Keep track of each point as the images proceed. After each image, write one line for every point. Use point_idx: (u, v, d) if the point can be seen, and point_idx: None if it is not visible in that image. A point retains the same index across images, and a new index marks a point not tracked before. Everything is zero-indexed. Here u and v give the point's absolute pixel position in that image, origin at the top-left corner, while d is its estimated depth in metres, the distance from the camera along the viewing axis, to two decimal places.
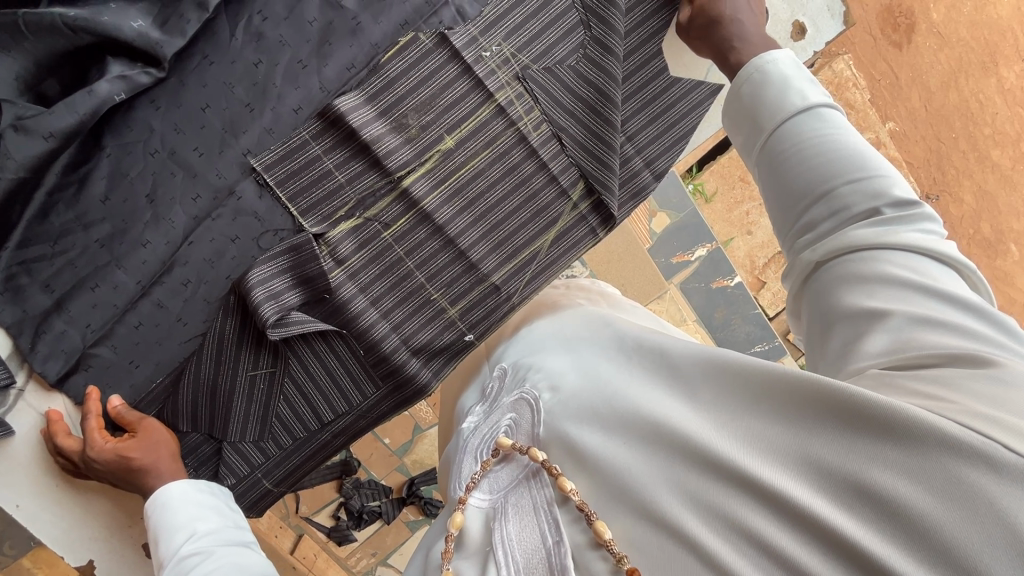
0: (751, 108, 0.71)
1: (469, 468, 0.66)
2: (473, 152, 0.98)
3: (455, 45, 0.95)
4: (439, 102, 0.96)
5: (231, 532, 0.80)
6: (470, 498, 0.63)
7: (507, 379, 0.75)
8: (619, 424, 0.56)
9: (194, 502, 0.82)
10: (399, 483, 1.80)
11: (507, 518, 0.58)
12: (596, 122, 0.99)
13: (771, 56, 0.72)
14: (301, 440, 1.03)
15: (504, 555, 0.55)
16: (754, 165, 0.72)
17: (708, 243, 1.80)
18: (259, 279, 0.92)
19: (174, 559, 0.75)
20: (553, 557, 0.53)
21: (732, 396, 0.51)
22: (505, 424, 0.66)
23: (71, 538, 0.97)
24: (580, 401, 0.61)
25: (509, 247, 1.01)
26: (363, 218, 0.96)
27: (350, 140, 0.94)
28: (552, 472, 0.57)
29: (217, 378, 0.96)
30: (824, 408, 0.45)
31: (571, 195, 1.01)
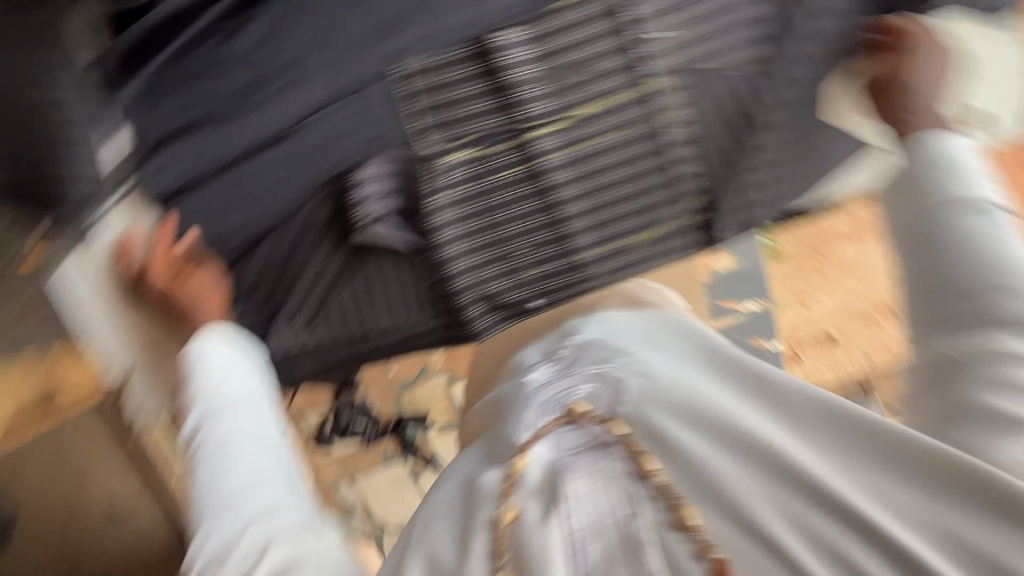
0: (918, 182, 0.68)
1: (534, 419, 0.71)
2: (606, 128, 0.96)
3: (625, 19, 0.92)
4: (592, 67, 0.94)
5: (258, 390, 0.85)
6: (533, 448, 0.68)
7: (588, 349, 0.78)
8: (717, 436, 0.59)
9: (230, 355, 0.86)
10: (388, 416, 1.83)
11: (577, 475, 0.65)
12: None
13: (949, 142, 0.70)
14: (346, 340, 1.06)
15: (572, 509, 0.62)
16: (895, 237, 0.70)
17: (761, 298, 1.78)
18: (373, 171, 0.94)
19: (204, 402, 0.80)
20: (626, 527, 0.60)
21: (842, 439, 0.55)
22: (582, 391, 0.72)
23: (115, 357, 1.02)
24: (671, 395, 0.65)
25: (606, 231, 1.02)
26: (480, 152, 0.96)
27: (494, 76, 0.92)
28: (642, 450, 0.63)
29: (292, 254, 0.98)
30: (927, 465, 0.51)
31: (679, 204, 1.04)
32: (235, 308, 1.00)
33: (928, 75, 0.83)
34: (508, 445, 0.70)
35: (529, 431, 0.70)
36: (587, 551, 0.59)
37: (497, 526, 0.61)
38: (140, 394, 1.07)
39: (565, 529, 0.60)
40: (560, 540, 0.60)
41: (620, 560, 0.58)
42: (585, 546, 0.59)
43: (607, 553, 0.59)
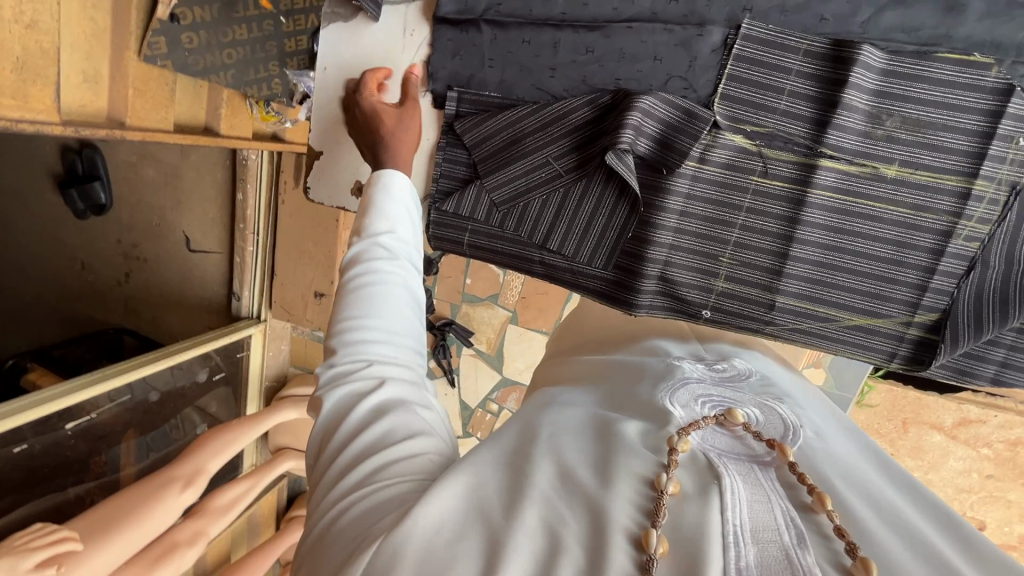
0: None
1: (690, 402, 0.70)
2: (898, 200, 0.86)
3: (1011, 107, 0.79)
4: (930, 134, 0.83)
5: (415, 252, 0.78)
6: (693, 433, 0.63)
7: (751, 378, 0.80)
8: (896, 528, 0.54)
9: (408, 206, 0.80)
10: (441, 314, 2.04)
11: (736, 478, 0.57)
12: (1019, 289, 0.85)
13: None
14: (515, 237, 1.03)
15: (733, 503, 0.54)
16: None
17: None
18: (647, 105, 0.89)
19: (369, 239, 0.75)
20: (798, 558, 0.48)
21: None
22: (749, 411, 0.69)
23: (329, 129, 1.08)
24: (848, 470, 0.62)
25: (823, 293, 0.92)
26: (758, 149, 0.89)
27: (829, 86, 0.84)
28: (812, 484, 0.56)
29: (526, 136, 0.96)
30: None
31: (915, 313, 0.90)
32: (450, 146, 1.02)
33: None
34: (647, 403, 0.70)
35: (685, 411, 0.68)
36: (747, 554, 0.48)
37: (656, 490, 0.54)
38: (323, 176, 1.13)
39: (726, 521, 0.51)
40: (718, 533, 0.50)
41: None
42: (746, 546, 0.49)
43: (765, 562, 0.48)
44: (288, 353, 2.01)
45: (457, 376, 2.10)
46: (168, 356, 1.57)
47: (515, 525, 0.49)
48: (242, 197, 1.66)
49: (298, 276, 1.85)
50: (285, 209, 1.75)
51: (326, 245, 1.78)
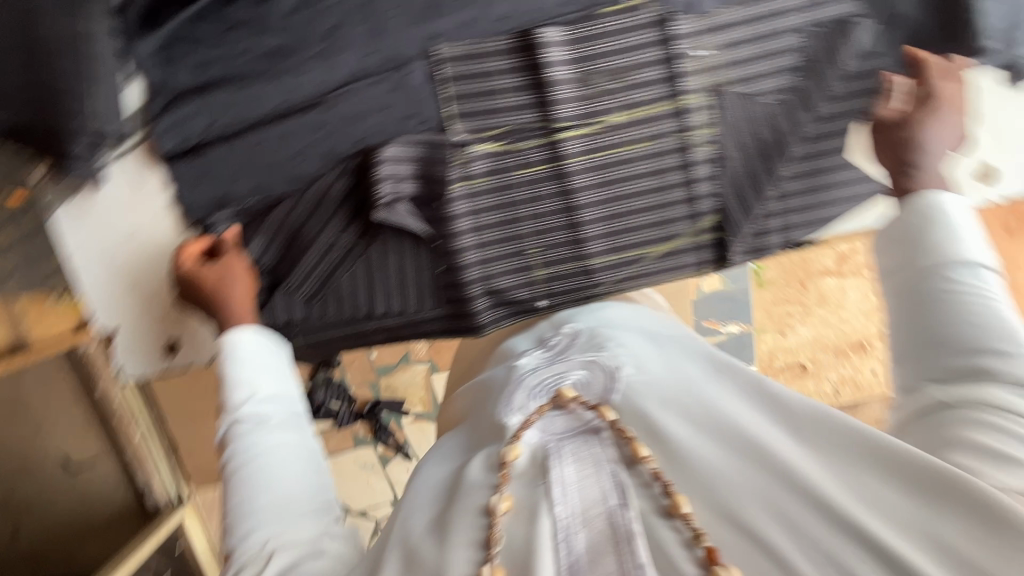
0: (913, 236, 0.72)
1: (524, 401, 0.73)
2: (635, 139, 0.96)
3: (676, 32, 0.92)
4: (630, 76, 0.94)
5: (288, 402, 0.79)
6: (526, 432, 0.67)
7: (579, 339, 0.84)
8: (708, 426, 0.61)
9: (259, 362, 0.81)
10: (364, 398, 1.83)
11: (565, 460, 0.62)
12: (758, 165, 0.97)
13: (938, 196, 0.74)
14: (344, 318, 1.03)
15: (561, 495, 0.58)
16: (895, 290, 0.73)
17: (743, 322, 1.76)
18: (391, 153, 0.93)
19: (231, 414, 0.75)
20: (620, 519, 0.56)
21: (831, 446, 0.56)
22: (573, 378, 0.74)
23: (111, 303, 1.01)
24: (666, 390, 0.69)
25: (621, 239, 1.00)
26: (506, 147, 0.96)
27: (534, 72, 0.92)
28: (629, 435, 0.62)
29: (303, 225, 0.97)
30: (922, 481, 0.51)
31: (699, 222, 1.00)
32: None
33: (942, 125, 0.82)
34: (494, 425, 0.74)
35: (519, 415, 0.71)
36: (576, 542, 0.55)
37: (490, 516, 0.58)
38: (129, 351, 1.04)
39: (556, 516, 0.57)
40: (549, 533, 0.56)
41: (612, 547, 0.54)
42: (574, 534, 0.55)
43: (593, 541, 0.54)
44: None
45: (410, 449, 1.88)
46: None
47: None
48: None
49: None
50: None
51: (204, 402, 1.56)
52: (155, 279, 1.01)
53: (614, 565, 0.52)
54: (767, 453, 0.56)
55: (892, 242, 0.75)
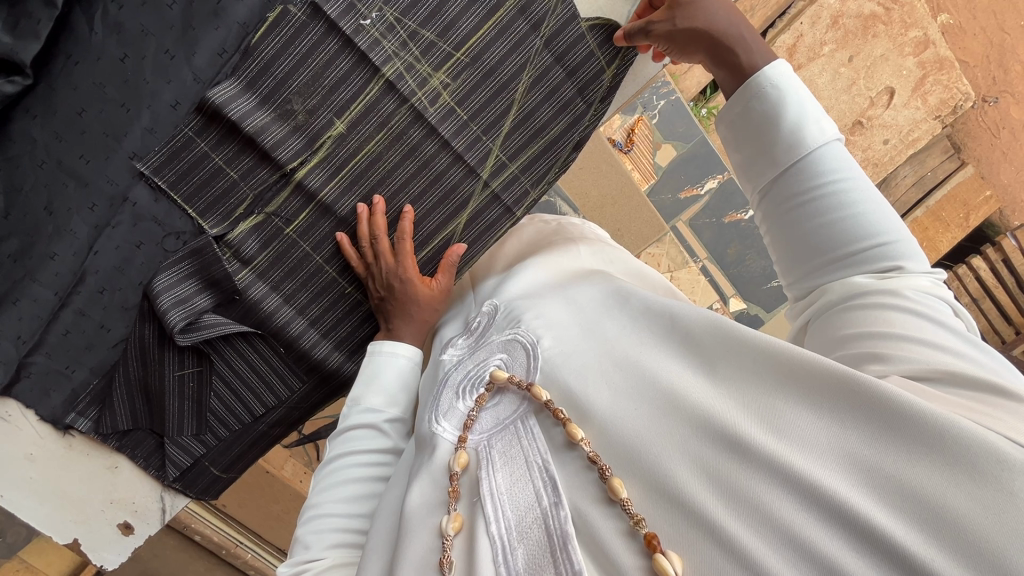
0: (764, 128, 0.71)
1: (453, 403, 0.68)
2: (368, 135, 0.91)
3: (336, 11, 0.87)
4: (324, 81, 0.88)
5: (407, 370, 0.83)
6: (468, 439, 0.63)
7: (496, 318, 0.76)
8: (622, 387, 0.57)
9: (395, 365, 0.83)
10: None
11: (495, 466, 0.59)
12: (504, 95, 0.93)
13: (776, 72, 0.71)
14: (237, 431, 1.07)
15: (493, 509, 0.56)
16: (759, 191, 0.73)
17: (719, 174, 1.90)
18: (165, 283, 0.91)
19: (354, 404, 0.81)
20: (553, 521, 0.52)
21: (752, 375, 0.51)
22: (498, 361, 0.68)
23: (54, 519, 0.99)
24: (583, 355, 0.62)
25: (420, 233, 0.95)
26: (263, 214, 0.93)
27: (234, 132, 0.89)
28: (563, 417, 0.58)
29: (147, 376, 0.99)
30: (843, 398, 0.46)
31: (480, 174, 0.95)
32: (125, 439, 1.03)
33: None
34: (424, 434, 0.69)
35: (450, 424, 0.66)
36: (515, 559, 0.52)
37: (442, 538, 0.57)
38: (98, 550, 1.04)
39: (492, 535, 0.54)
40: (491, 552, 0.54)
41: (549, 555, 0.51)
42: (512, 550, 0.53)
43: (532, 555, 0.52)
44: None
45: None
46: None
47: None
48: (200, 535, 1.93)
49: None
50: (231, 507, 1.96)
51: (291, 491, 2.04)
52: (77, 478, 1.01)
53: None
54: (690, 403, 0.51)
55: (745, 136, 0.73)
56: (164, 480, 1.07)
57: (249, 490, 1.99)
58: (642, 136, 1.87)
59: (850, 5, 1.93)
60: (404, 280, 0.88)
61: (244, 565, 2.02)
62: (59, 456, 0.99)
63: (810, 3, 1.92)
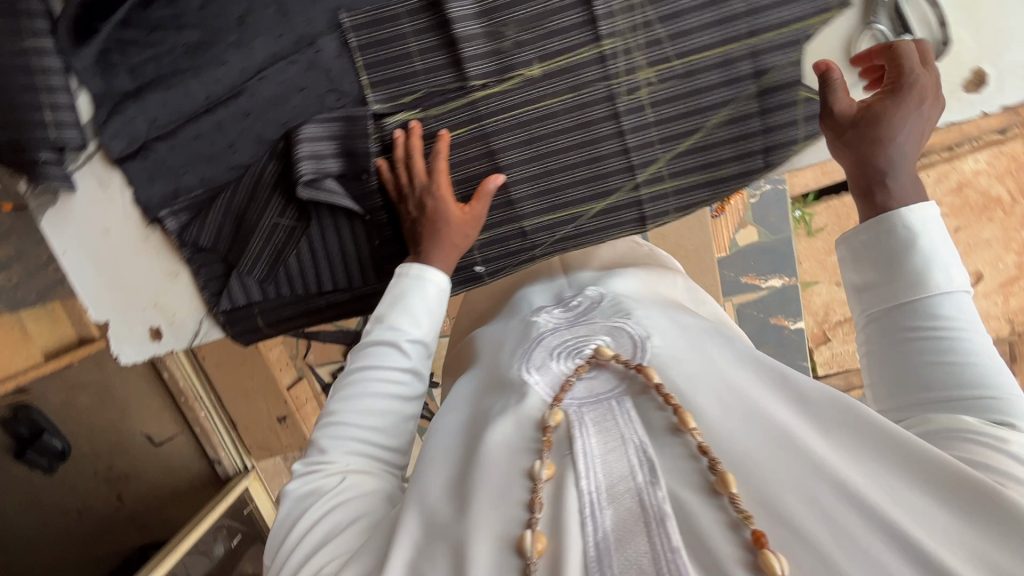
0: (887, 259, 0.71)
1: (546, 360, 0.69)
2: (555, 91, 0.91)
3: None
4: (545, 24, 0.88)
5: (432, 297, 0.83)
6: (564, 398, 0.64)
7: (601, 303, 0.78)
8: (739, 409, 0.58)
9: (423, 289, 0.82)
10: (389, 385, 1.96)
11: (589, 430, 0.61)
12: (694, 121, 0.92)
13: (912, 211, 0.71)
14: (296, 296, 1.08)
15: (585, 467, 0.57)
16: (867, 315, 0.73)
17: (785, 276, 1.88)
18: (309, 133, 0.94)
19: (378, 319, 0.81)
20: (649, 498, 0.53)
21: (869, 449, 0.53)
22: (601, 341, 0.69)
23: (102, 296, 1.07)
24: (688, 369, 0.63)
25: (554, 199, 0.97)
26: (424, 114, 0.94)
27: (443, 29, 0.90)
28: (675, 404, 0.59)
29: (247, 208, 1.01)
30: (966, 496, 0.48)
31: (636, 174, 0.94)
32: (197, 255, 1.07)
33: (913, 106, 0.77)
34: (510, 378, 0.71)
35: (543, 378, 0.67)
36: (603, 517, 0.53)
37: (533, 481, 0.58)
38: (122, 342, 1.10)
39: (582, 490, 0.55)
40: (576, 505, 0.55)
41: (641, 525, 0.52)
42: (601, 508, 0.54)
43: (621, 518, 0.53)
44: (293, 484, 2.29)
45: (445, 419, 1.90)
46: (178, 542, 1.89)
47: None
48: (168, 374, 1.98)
49: (259, 412, 2.11)
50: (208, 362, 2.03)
51: (266, 373, 2.06)
52: (136, 270, 1.07)
53: (644, 547, 0.50)
54: (806, 446, 0.53)
55: (862, 262, 0.74)
56: (212, 308, 1.10)
57: (232, 355, 2.03)
58: (735, 208, 1.87)
59: (981, 180, 1.91)
60: (435, 198, 0.89)
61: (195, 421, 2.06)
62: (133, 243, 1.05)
63: (944, 161, 1.91)
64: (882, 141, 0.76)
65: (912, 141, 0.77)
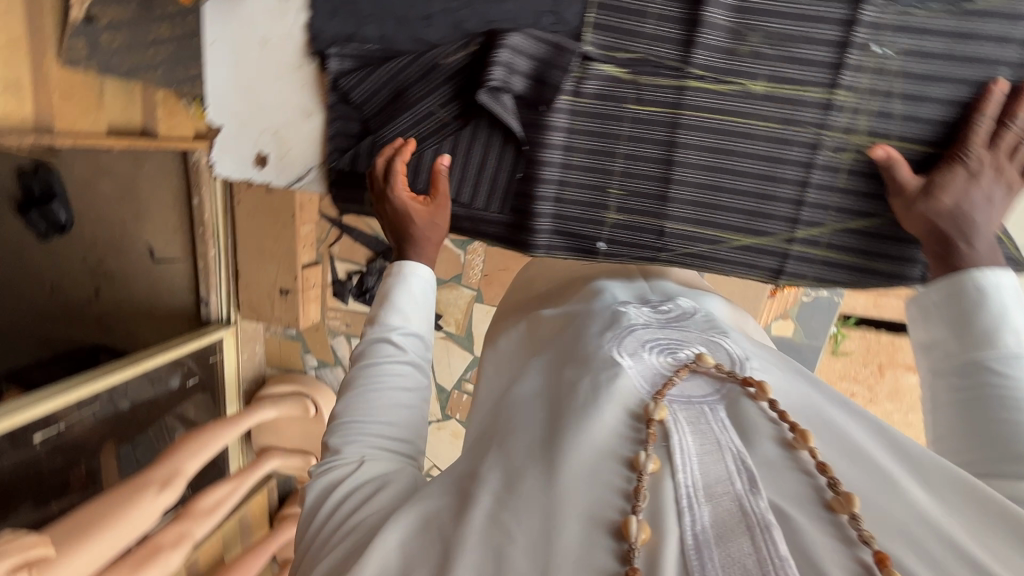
0: (963, 317, 0.67)
1: (639, 350, 0.70)
2: (763, 114, 0.88)
3: (865, 19, 0.82)
4: (791, 48, 0.85)
5: (424, 291, 0.82)
6: (665, 395, 0.64)
7: (694, 315, 0.78)
8: (850, 453, 0.58)
9: (415, 286, 0.82)
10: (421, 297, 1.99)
11: (684, 429, 0.61)
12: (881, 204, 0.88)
13: (983, 275, 0.69)
14: (413, 190, 1.06)
15: (683, 463, 0.57)
16: (931, 370, 0.69)
17: None
18: (514, 43, 0.90)
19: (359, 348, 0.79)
20: (751, 504, 0.53)
21: (981, 520, 0.51)
22: (693, 349, 0.70)
23: (227, 100, 1.08)
24: (792, 406, 0.64)
25: (707, 213, 0.94)
26: (628, 76, 0.91)
27: (691, 5, 0.86)
28: (792, 422, 0.60)
29: (413, 85, 0.98)
30: None
31: (796, 228, 0.92)
32: (339, 105, 1.04)
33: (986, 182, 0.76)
34: (597, 354, 0.71)
35: (638, 363, 0.68)
36: (702, 511, 0.53)
37: (637, 470, 0.57)
38: (222, 150, 1.11)
39: (680, 485, 0.56)
40: (673, 496, 0.55)
41: (743, 526, 0.51)
42: (699, 504, 0.54)
43: (720, 516, 0.53)
44: (263, 354, 2.17)
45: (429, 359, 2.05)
46: (139, 360, 1.68)
47: (459, 546, 0.54)
48: (196, 201, 1.68)
49: (262, 275, 1.91)
50: (240, 209, 1.80)
51: (287, 241, 1.83)
52: (268, 92, 1.06)
53: (747, 549, 0.49)
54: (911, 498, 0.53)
55: (937, 318, 0.70)
56: (327, 162, 1.07)
57: (259, 204, 1.80)
58: (783, 298, 1.60)
59: None
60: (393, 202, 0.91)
61: (201, 263, 1.81)
62: (279, 65, 1.04)
63: None
64: (936, 206, 0.77)
65: (983, 210, 0.75)
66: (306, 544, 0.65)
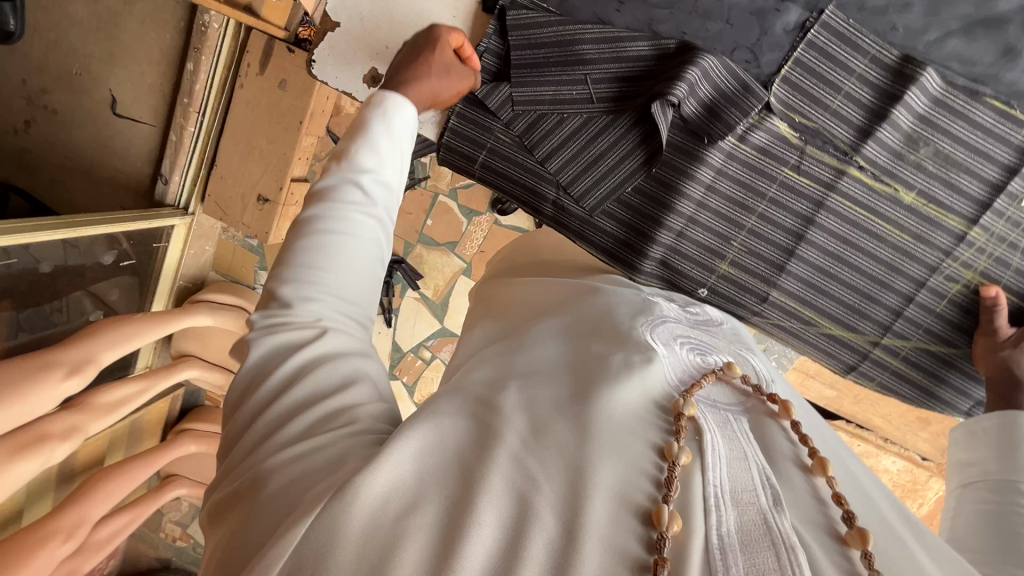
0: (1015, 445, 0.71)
1: (671, 343, 0.65)
2: (901, 224, 0.91)
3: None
4: (951, 174, 0.88)
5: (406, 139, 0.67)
6: (695, 392, 0.58)
7: (716, 329, 0.77)
8: (857, 496, 0.54)
9: (399, 129, 0.66)
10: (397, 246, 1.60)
11: (716, 432, 0.54)
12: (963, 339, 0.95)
13: None
14: (533, 167, 0.96)
15: (713, 460, 0.50)
16: (961, 483, 0.73)
17: None
18: (709, 65, 0.84)
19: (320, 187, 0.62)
20: (776, 521, 0.46)
21: None
22: (717, 357, 0.67)
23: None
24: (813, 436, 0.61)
25: (813, 294, 0.96)
26: (798, 142, 0.90)
27: (884, 99, 0.86)
28: (813, 447, 0.57)
29: (585, 63, 0.89)
30: None
31: (884, 335, 0.97)
32: (487, 50, 0.91)
33: None
34: (631, 334, 0.64)
35: (674, 357, 0.62)
36: (727, 516, 0.46)
37: (666, 460, 0.49)
38: (334, 50, 0.98)
39: (709, 482, 0.48)
40: (699, 492, 0.47)
41: (767, 538, 0.44)
42: (725, 508, 0.46)
43: (746, 526, 0.45)
44: (212, 256, 1.65)
45: (394, 318, 1.71)
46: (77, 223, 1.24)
47: (479, 487, 0.42)
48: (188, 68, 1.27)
49: (239, 173, 1.41)
50: (239, 95, 1.33)
51: (282, 146, 1.35)
52: (414, 10, 0.94)
53: (772, 563, 0.43)
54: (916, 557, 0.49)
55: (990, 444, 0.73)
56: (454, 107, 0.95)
57: (258, 92, 1.31)
58: None
59: None
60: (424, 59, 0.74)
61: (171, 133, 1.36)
62: None
63: None
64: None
65: None
66: (242, 438, 0.51)
